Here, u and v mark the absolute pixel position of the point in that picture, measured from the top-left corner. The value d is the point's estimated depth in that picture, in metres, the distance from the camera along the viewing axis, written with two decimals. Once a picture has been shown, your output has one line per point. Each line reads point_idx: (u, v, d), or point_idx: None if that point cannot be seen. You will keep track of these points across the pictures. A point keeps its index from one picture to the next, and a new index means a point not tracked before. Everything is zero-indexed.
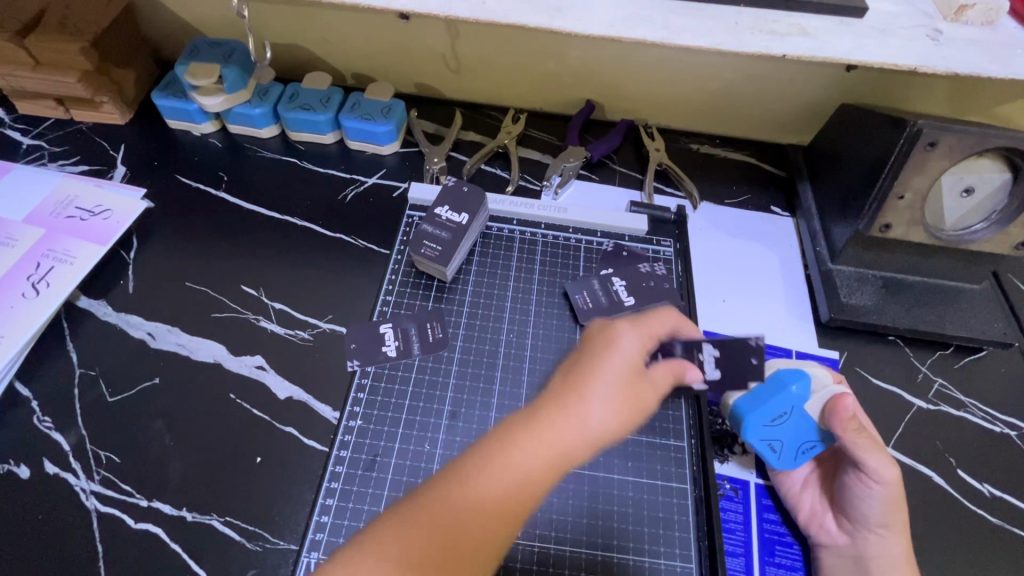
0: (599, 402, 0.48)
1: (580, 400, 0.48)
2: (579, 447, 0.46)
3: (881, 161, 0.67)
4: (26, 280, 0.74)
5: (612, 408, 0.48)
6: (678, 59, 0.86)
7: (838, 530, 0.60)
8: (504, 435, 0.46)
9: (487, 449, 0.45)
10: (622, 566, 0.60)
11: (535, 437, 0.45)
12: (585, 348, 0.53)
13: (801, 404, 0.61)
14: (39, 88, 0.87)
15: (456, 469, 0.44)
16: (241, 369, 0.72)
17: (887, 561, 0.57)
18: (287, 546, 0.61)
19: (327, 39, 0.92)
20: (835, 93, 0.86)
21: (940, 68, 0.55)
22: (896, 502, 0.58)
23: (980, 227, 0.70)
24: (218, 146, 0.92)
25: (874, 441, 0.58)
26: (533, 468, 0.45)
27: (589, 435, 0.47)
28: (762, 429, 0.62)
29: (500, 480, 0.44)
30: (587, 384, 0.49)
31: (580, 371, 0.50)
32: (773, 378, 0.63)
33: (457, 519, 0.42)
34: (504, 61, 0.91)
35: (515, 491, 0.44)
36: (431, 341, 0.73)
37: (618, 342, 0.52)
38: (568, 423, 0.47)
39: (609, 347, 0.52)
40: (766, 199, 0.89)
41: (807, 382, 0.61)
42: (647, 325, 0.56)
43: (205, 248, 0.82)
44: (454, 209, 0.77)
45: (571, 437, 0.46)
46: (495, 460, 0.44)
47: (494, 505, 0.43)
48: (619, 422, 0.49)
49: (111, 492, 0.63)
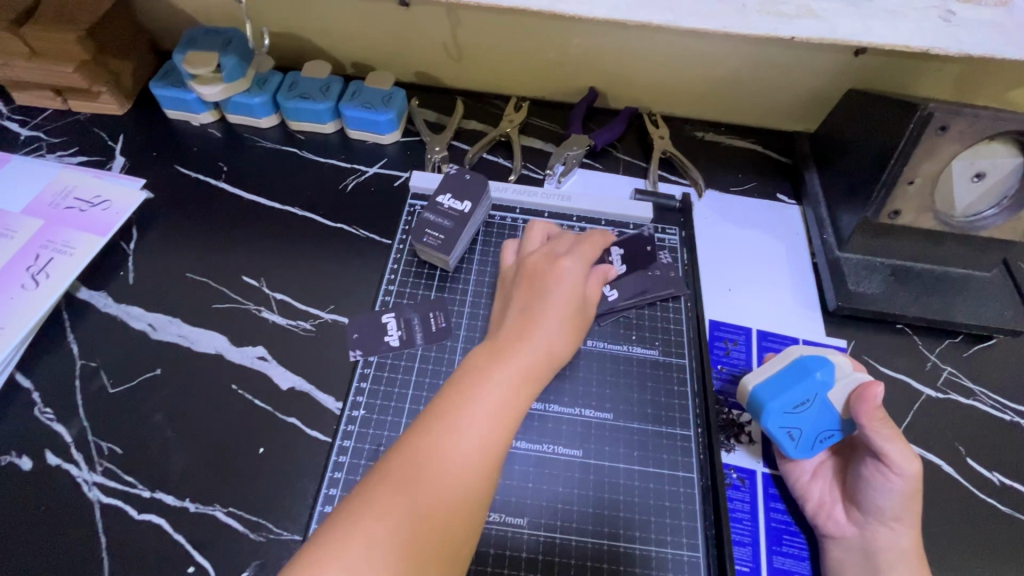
0: (553, 324, 0.53)
1: (537, 326, 0.53)
2: (543, 365, 0.52)
3: (890, 146, 0.66)
4: (25, 271, 0.73)
5: (563, 328, 0.54)
6: (682, 45, 0.85)
7: (850, 522, 0.59)
8: (478, 367, 0.50)
9: (466, 381, 0.48)
10: (628, 555, 0.60)
11: (504, 364, 0.50)
12: (532, 281, 0.57)
13: (826, 390, 0.60)
14: (36, 78, 0.86)
15: (442, 404, 0.47)
16: (243, 360, 0.71)
17: (897, 555, 0.57)
18: (291, 536, 0.60)
19: (326, 28, 0.91)
20: (841, 79, 0.85)
21: (954, 50, 0.54)
22: (912, 497, 0.57)
23: (991, 213, 0.69)
24: (218, 136, 0.91)
25: (896, 432, 0.57)
26: (510, 389, 0.49)
27: (548, 354, 0.52)
28: (782, 416, 0.61)
29: (484, 407, 0.47)
30: (541, 313, 0.54)
31: (532, 302, 0.55)
32: (796, 364, 0.62)
33: (456, 442, 0.45)
34: (506, 48, 0.90)
35: (497, 418, 0.47)
36: (435, 330, 0.72)
37: (561, 272, 0.58)
38: (530, 347, 0.51)
39: (555, 277, 0.57)
40: (771, 186, 0.88)
41: (833, 369, 0.61)
42: (584, 250, 0.62)
43: (205, 238, 0.81)
44: (456, 197, 0.76)
45: (535, 358, 0.51)
46: (476, 388, 0.48)
47: (487, 424, 0.46)
48: (569, 340, 0.55)
49: (113, 482, 0.63)
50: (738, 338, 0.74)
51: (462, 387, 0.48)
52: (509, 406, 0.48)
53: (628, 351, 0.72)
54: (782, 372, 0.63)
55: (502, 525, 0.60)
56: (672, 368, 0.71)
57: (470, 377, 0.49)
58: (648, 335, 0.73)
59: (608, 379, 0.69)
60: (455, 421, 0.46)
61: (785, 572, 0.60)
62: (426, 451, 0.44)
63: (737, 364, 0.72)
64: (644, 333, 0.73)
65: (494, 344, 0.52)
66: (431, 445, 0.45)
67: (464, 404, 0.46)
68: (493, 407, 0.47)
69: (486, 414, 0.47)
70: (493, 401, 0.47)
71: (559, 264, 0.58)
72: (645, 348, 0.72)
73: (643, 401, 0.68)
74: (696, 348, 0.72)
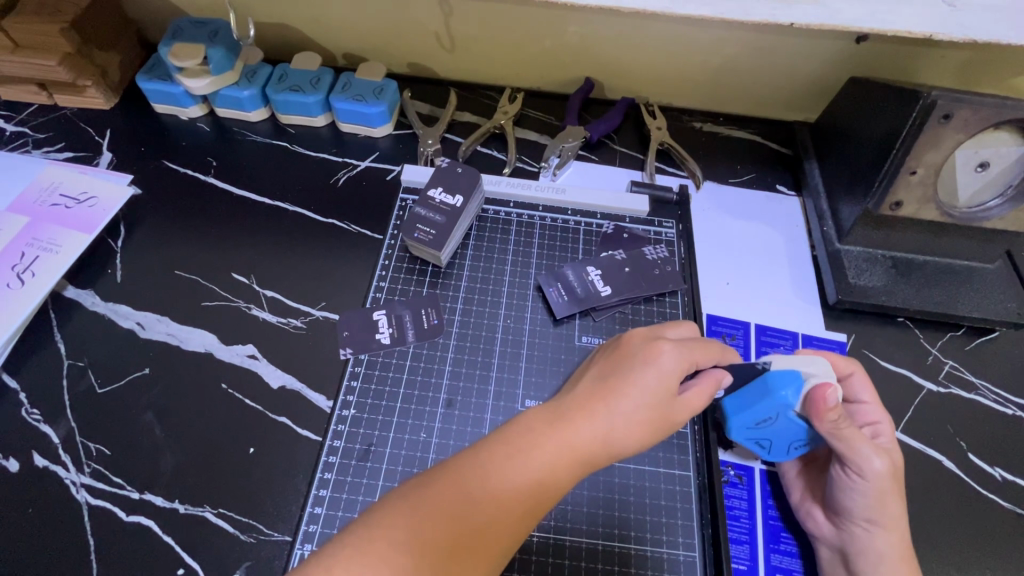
0: (627, 408, 0.49)
1: (605, 405, 0.49)
2: (599, 453, 0.48)
3: (891, 136, 0.65)
4: (11, 270, 0.72)
5: (640, 419, 0.49)
6: (679, 33, 0.83)
7: (828, 521, 0.58)
8: (530, 429, 0.47)
9: (515, 441, 0.47)
10: (624, 556, 0.59)
11: (558, 436, 0.47)
12: (623, 358, 0.52)
13: (788, 410, 0.57)
14: (20, 72, 0.84)
15: (481, 456, 0.46)
16: (233, 359, 0.70)
17: (875, 558, 0.55)
18: (281, 537, 0.59)
19: (315, 18, 0.89)
20: (843, 66, 0.83)
21: (958, 35, 0.52)
22: (885, 496, 0.55)
23: (995, 204, 0.67)
24: (207, 130, 0.89)
25: (855, 433, 0.55)
26: (555, 463, 0.46)
27: (608, 441, 0.48)
28: (746, 429, 0.60)
29: (520, 472, 0.45)
30: (617, 391, 0.49)
31: (614, 379, 0.51)
32: (762, 379, 0.59)
33: (480, 500, 0.44)
34: (499, 37, 0.88)
35: (532, 486, 0.45)
36: (426, 328, 0.71)
37: (654, 354, 0.52)
38: (591, 425, 0.48)
39: (644, 358, 0.52)
40: (771, 178, 0.87)
41: (798, 386, 0.57)
42: (692, 345, 0.54)
43: (194, 235, 0.80)
44: (447, 191, 0.74)
45: (591, 442, 0.47)
46: (525, 452, 0.46)
47: (518, 488, 0.45)
48: (638, 437, 0.49)
49: (101, 484, 0.62)
50: (737, 333, 0.72)
51: (511, 444, 0.46)
52: (547, 480, 0.46)
53: None
54: (749, 385, 0.60)
55: None
56: None
57: (519, 439, 0.47)
58: None
59: None
60: (486, 482, 0.45)
61: (783, 570, 0.59)
62: (450, 493, 0.44)
63: None
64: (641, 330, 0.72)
65: (554, 407, 0.50)
66: (453, 494, 0.44)
67: (503, 463, 0.45)
68: (532, 477, 0.45)
69: (517, 481, 0.45)
70: (532, 470, 0.45)
71: (659, 346, 0.52)
72: None
73: None
74: None
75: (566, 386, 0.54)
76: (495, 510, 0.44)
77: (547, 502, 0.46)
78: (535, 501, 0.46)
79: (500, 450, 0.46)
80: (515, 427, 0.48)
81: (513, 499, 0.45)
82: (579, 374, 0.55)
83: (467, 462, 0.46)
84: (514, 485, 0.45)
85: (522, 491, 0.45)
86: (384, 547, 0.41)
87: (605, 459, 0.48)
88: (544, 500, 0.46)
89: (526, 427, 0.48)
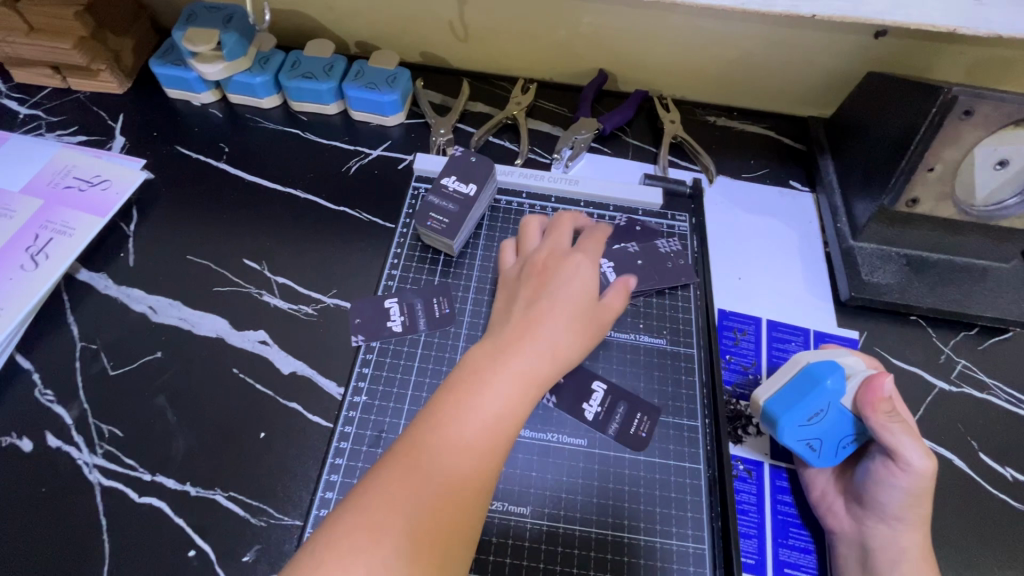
0: (557, 329, 0.54)
1: (539, 329, 0.53)
2: (548, 369, 0.52)
3: (909, 132, 0.64)
4: (25, 252, 0.72)
5: (570, 330, 0.54)
6: (694, 26, 0.82)
7: (848, 515, 0.58)
8: (476, 364, 0.50)
9: (462, 382, 0.49)
10: (633, 546, 0.59)
11: (504, 369, 0.50)
12: (538, 286, 0.57)
13: (839, 397, 0.58)
14: (35, 55, 0.84)
15: (437, 411, 0.47)
16: (244, 344, 0.70)
17: (898, 555, 0.55)
18: (292, 521, 0.60)
19: (330, 6, 0.89)
20: (861, 61, 0.82)
21: (982, 30, 0.51)
22: (920, 497, 0.55)
23: (1013, 203, 0.65)
24: (219, 116, 0.89)
25: (906, 426, 0.56)
26: (509, 397, 0.49)
27: (548, 359, 0.52)
28: (798, 429, 0.59)
29: (480, 411, 0.47)
30: (544, 317, 0.54)
31: (536, 305, 0.55)
32: (805, 372, 0.60)
33: (452, 452, 0.45)
34: (513, 27, 0.87)
35: (495, 423, 0.47)
36: (438, 317, 0.71)
37: (572, 269, 0.58)
38: (534, 349, 0.52)
39: (566, 275, 0.58)
40: (785, 174, 0.86)
41: (842, 374, 0.59)
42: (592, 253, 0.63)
43: (206, 220, 0.80)
44: (460, 180, 0.74)
45: (538, 365, 0.51)
46: (478, 387, 0.48)
47: (486, 425, 0.47)
48: (576, 347, 0.55)
49: (114, 465, 0.62)
50: (748, 328, 0.72)
51: (462, 389, 0.48)
52: (508, 413, 0.48)
53: (635, 340, 0.70)
54: (792, 382, 0.61)
55: (504, 513, 0.59)
56: (680, 357, 0.69)
57: (463, 385, 0.49)
58: (655, 324, 0.71)
59: (615, 367, 0.68)
60: (451, 432, 0.45)
61: (791, 565, 0.59)
62: (420, 453, 0.44)
63: (746, 354, 0.71)
64: (652, 322, 0.71)
65: (494, 343, 0.53)
66: (422, 455, 0.44)
67: (460, 411, 0.47)
68: (492, 415, 0.47)
69: (479, 421, 0.46)
70: (487, 407, 0.47)
71: (574, 264, 0.59)
72: (653, 337, 0.70)
73: (651, 390, 0.67)
74: (705, 336, 0.70)
75: (496, 322, 0.57)
76: (466, 454, 0.45)
77: (512, 434, 0.48)
78: (502, 433, 0.47)
79: (453, 399, 0.48)
80: (462, 370, 0.50)
81: (487, 427, 0.47)
82: (505, 308, 0.58)
83: (426, 421, 0.46)
84: (477, 426, 0.46)
85: (489, 427, 0.47)
86: (376, 527, 0.41)
87: (554, 375, 0.53)
88: (511, 427, 0.48)
89: (471, 367, 0.50)
